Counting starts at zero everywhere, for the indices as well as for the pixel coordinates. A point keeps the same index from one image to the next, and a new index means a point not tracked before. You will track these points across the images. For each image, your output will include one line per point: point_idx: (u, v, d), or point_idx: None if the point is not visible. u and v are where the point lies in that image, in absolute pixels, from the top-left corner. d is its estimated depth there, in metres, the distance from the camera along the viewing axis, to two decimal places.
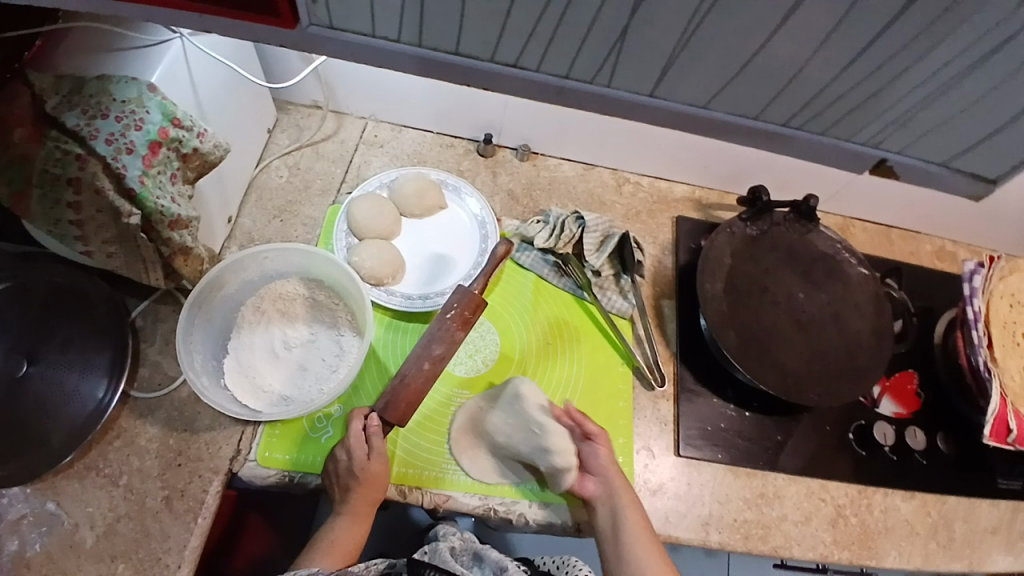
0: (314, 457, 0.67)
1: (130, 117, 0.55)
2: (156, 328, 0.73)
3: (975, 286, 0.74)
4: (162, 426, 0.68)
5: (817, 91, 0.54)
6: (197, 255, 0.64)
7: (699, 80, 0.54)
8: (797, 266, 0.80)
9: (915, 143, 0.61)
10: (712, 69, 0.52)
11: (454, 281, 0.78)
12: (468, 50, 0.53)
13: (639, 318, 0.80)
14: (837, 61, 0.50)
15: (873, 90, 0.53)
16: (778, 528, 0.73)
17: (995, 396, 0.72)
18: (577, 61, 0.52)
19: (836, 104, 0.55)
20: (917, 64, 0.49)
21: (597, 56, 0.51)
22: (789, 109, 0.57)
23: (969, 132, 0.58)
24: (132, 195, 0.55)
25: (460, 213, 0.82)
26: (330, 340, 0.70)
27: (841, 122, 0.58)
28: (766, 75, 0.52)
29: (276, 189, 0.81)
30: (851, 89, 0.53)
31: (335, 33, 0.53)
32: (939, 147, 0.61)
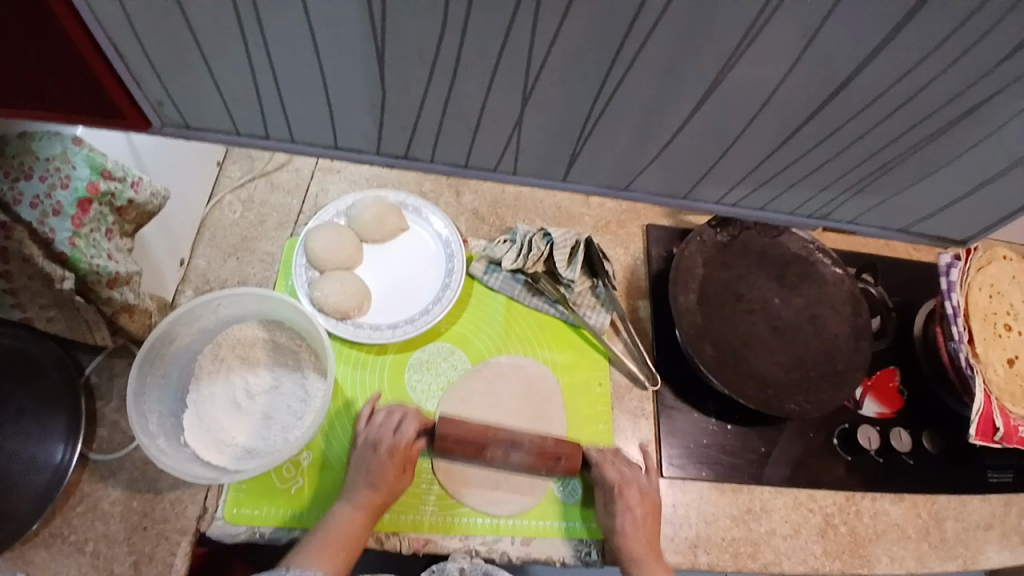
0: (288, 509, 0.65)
1: (55, 176, 0.51)
2: (112, 384, 0.70)
3: (952, 280, 0.72)
4: (125, 487, 0.66)
5: (760, 161, 0.42)
6: (144, 310, 0.61)
7: (614, 166, 0.44)
8: (771, 270, 0.78)
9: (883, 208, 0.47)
10: (624, 148, 0.42)
11: (422, 306, 0.76)
12: (299, 134, 0.43)
13: (622, 324, 0.79)
14: (777, 132, 0.39)
15: (807, 173, 0.43)
16: (768, 544, 0.72)
17: (979, 393, 0.71)
18: (439, 140, 0.42)
19: (795, 167, 0.43)
20: (831, 160, 0.42)
21: (493, 145, 0.42)
22: (721, 184, 0.45)
23: (941, 203, 0.46)
24: (63, 258, 0.52)
25: (424, 234, 0.80)
26: (294, 384, 0.68)
27: (789, 192, 0.46)
28: (703, 135, 0.40)
29: (230, 226, 0.78)
30: (793, 164, 0.43)
31: (195, 133, 0.43)
32: (903, 211, 0.48)
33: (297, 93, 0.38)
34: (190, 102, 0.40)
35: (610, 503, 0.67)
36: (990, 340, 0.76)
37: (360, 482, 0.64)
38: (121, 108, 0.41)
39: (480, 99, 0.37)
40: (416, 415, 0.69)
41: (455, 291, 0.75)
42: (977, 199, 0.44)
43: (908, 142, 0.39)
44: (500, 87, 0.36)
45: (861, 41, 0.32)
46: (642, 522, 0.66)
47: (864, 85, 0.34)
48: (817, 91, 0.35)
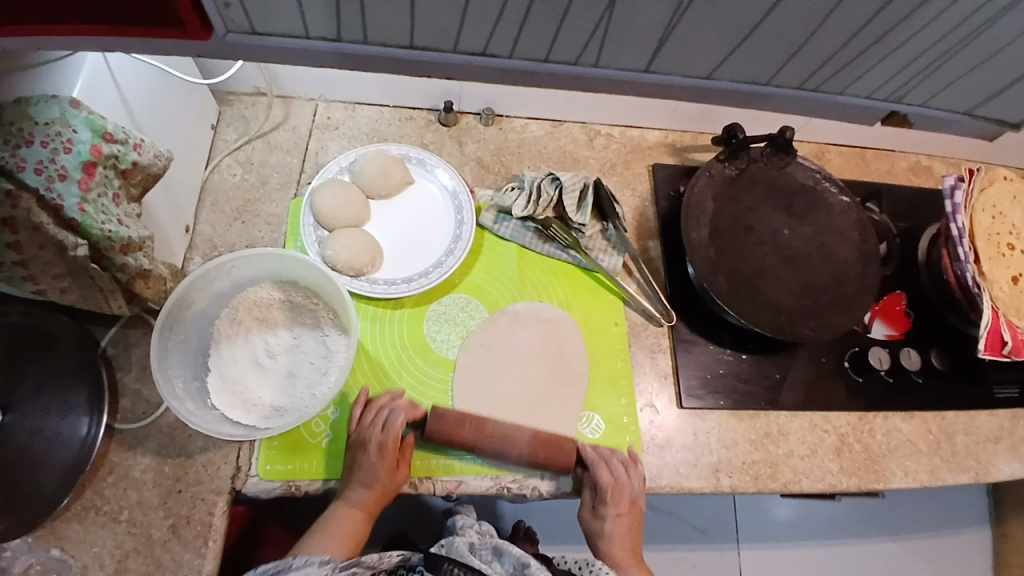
0: (323, 462, 0.66)
1: (57, 140, 0.50)
2: (129, 354, 0.69)
3: (957, 202, 0.74)
4: (155, 454, 0.66)
5: (842, 43, 0.56)
6: (158, 276, 0.60)
7: (699, 55, 0.57)
8: (780, 201, 0.78)
9: (914, 93, 0.66)
10: (720, 39, 0.54)
11: (434, 259, 0.75)
12: (423, 44, 0.53)
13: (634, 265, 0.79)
14: (864, 11, 0.51)
15: (841, 69, 0.60)
16: (786, 465, 0.74)
17: (987, 309, 0.73)
18: (519, 43, 0.53)
19: (845, 48, 0.57)
20: (913, 35, 0.55)
21: (584, 36, 0.53)
22: (799, 73, 0.61)
23: (912, 70, 0.61)
24: (74, 225, 0.51)
25: (430, 187, 0.79)
26: (315, 342, 0.68)
27: (855, 82, 0.63)
28: (775, 37, 0.54)
29: (231, 190, 0.76)
30: (863, 52, 0.57)
31: (260, 39, 0.51)
32: (929, 89, 0.65)
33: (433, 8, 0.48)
34: (258, 6, 0.48)
35: (597, 507, 0.68)
36: (996, 259, 0.77)
37: (351, 481, 0.64)
38: (185, 19, 0.47)
39: (592, 12, 0.50)
40: (405, 406, 0.67)
41: (468, 241, 0.75)
42: (994, 76, 0.63)
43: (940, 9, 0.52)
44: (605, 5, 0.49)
45: None
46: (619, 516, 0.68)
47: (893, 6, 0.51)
48: (861, 11, 0.51)
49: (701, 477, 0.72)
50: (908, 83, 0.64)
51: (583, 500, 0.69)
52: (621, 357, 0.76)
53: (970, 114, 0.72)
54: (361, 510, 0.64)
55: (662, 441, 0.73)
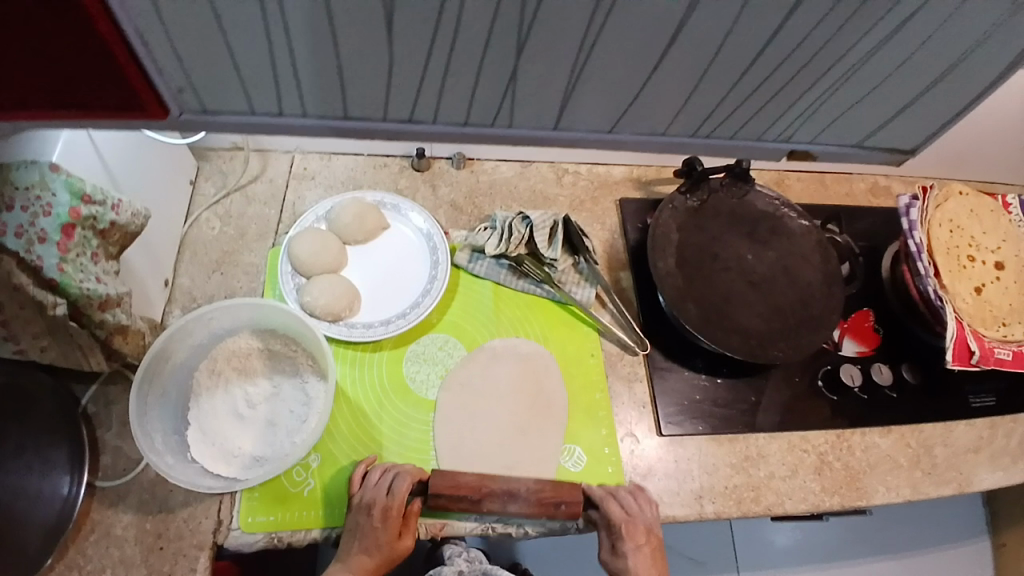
0: (307, 510, 0.67)
1: (37, 204, 0.52)
2: (110, 411, 0.70)
3: (912, 220, 0.77)
4: (136, 511, 0.66)
5: (726, 92, 0.55)
6: (137, 330, 0.61)
7: (601, 102, 0.53)
8: (743, 227, 0.81)
9: (804, 129, 0.67)
10: (620, 89, 0.52)
11: (411, 299, 0.77)
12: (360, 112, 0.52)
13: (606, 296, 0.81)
14: (744, 57, 0.50)
15: (728, 115, 0.60)
16: (769, 487, 0.75)
17: (951, 321, 0.75)
18: (442, 100, 0.50)
19: (729, 98, 0.57)
20: (795, 73, 0.55)
21: (490, 101, 0.51)
22: (692, 121, 0.60)
23: (812, 108, 0.63)
24: (52, 284, 0.52)
25: (404, 230, 0.81)
26: (295, 389, 0.69)
27: (744, 127, 0.63)
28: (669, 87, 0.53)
29: (210, 242, 0.78)
30: (748, 97, 0.57)
31: (211, 117, 0.50)
32: (810, 125, 0.66)
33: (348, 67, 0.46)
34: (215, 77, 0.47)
35: (615, 542, 0.66)
36: (957, 272, 0.80)
37: (356, 545, 0.64)
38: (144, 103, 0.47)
39: (482, 59, 0.46)
40: (409, 470, 0.66)
41: (443, 281, 0.77)
42: (886, 103, 0.64)
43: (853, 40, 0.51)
44: (504, 38, 0.44)
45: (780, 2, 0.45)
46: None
47: (781, 38, 0.49)
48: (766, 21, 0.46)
49: (684, 504, 0.72)
50: (795, 122, 0.65)
51: (601, 540, 0.68)
52: (600, 388, 0.77)
53: (861, 146, 0.74)
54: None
55: (644, 470, 0.73)
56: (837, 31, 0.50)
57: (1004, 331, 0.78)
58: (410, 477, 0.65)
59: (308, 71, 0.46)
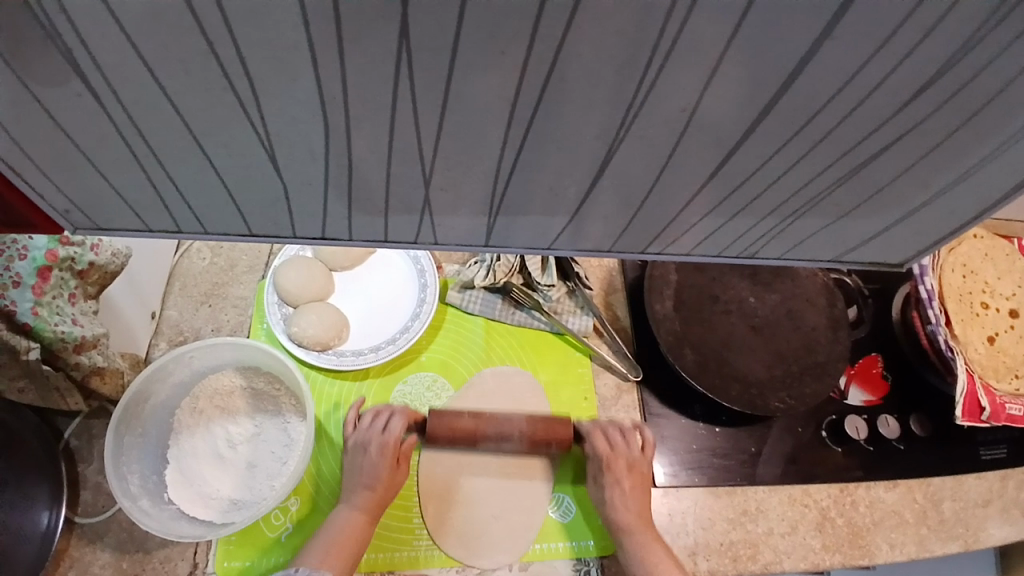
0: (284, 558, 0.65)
1: (13, 248, 0.51)
2: (92, 445, 0.69)
3: (925, 266, 0.73)
4: (114, 550, 0.65)
5: (739, 194, 0.31)
6: (115, 370, 0.60)
7: (530, 211, 0.33)
8: (745, 268, 0.78)
9: (903, 227, 0.34)
10: (551, 183, 0.31)
11: (400, 323, 0.75)
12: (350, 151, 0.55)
13: (601, 327, 0.79)
14: (746, 168, 0.30)
15: (787, 208, 0.33)
16: (767, 543, 0.72)
17: (962, 374, 0.71)
18: (352, 217, 0.34)
19: (749, 195, 0.32)
20: (834, 179, 0.31)
21: (377, 183, 0.31)
22: (693, 217, 0.34)
23: (886, 204, 0.32)
24: (27, 329, 0.51)
25: (391, 253, 0.79)
26: (277, 430, 0.67)
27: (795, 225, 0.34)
28: (624, 195, 0.32)
29: (200, 274, 0.77)
30: (776, 199, 0.32)
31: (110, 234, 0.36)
32: (865, 225, 0.34)
33: (199, 180, 0.30)
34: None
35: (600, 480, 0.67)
36: (970, 320, 0.76)
37: (356, 485, 0.65)
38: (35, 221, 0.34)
39: (387, 171, 0.30)
40: (403, 412, 0.68)
41: (432, 305, 0.75)
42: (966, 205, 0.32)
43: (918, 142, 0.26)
44: (414, 147, 0.28)
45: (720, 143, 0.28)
46: (649, 544, 0.64)
47: (785, 160, 0.29)
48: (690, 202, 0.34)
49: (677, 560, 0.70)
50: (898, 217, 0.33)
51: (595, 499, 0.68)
52: None
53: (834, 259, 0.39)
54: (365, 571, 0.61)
55: None
56: (808, 172, 0.30)
57: (1016, 384, 0.75)
58: (404, 414, 0.68)
59: (105, 173, 0.30)
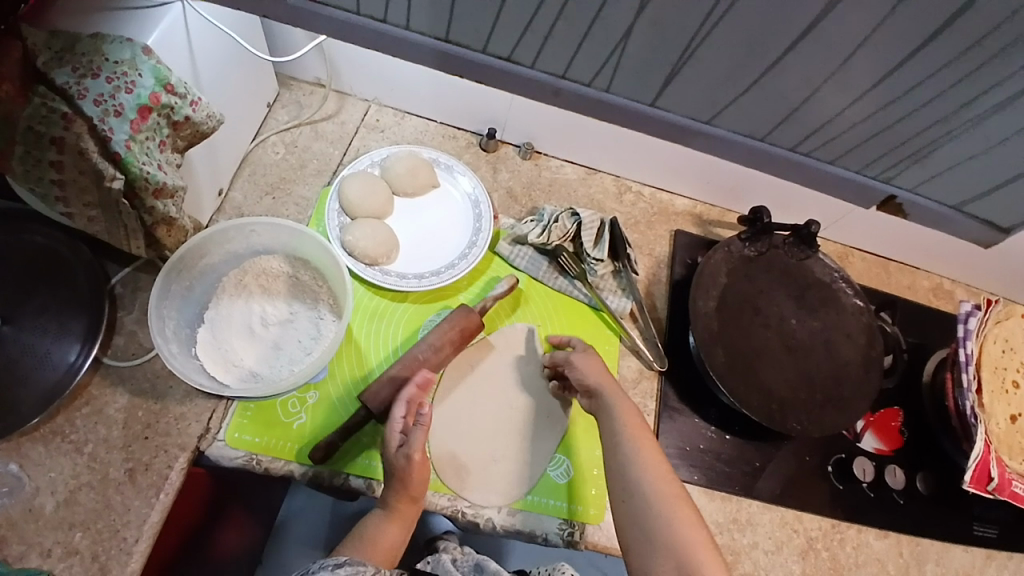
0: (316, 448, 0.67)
1: (121, 79, 0.53)
2: (135, 296, 0.71)
3: (969, 328, 0.73)
4: (133, 396, 0.67)
5: (838, 112, 0.59)
6: (181, 226, 0.63)
7: (701, 93, 0.60)
8: (793, 290, 0.78)
9: (983, 203, 0.69)
10: (726, 82, 0.58)
11: (446, 260, 0.77)
12: (457, 38, 0.59)
13: (639, 313, 0.79)
14: (866, 77, 0.55)
15: (847, 150, 0.64)
16: (748, 556, 0.72)
17: (979, 441, 0.71)
18: (571, 66, 0.59)
19: (853, 126, 0.61)
20: (920, 106, 0.57)
21: (595, 61, 0.58)
22: (794, 135, 0.64)
23: (985, 174, 0.64)
24: (116, 158, 0.53)
25: (452, 192, 0.81)
26: (309, 321, 0.69)
27: (846, 156, 0.66)
28: (786, 83, 0.57)
29: (271, 166, 0.79)
30: (859, 122, 0.60)
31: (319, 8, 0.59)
32: (1001, 209, 0.69)
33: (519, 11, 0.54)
34: None
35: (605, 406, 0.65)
36: (997, 393, 0.76)
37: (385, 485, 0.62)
38: None
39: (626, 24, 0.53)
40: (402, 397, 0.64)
41: (481, 249, 0.77)
42: (1007, 160, 0.61)
43: (973, 92, 0.54)
44: None
45: (900, 49, 0.51)
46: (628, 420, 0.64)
47: (902, 73, 0.53)
48: (854, 80, 0.55)
49: None
50: (980, 194, 0.67)
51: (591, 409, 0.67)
52: None
53: (959, 210, 0.71)
54: (394, 517, 0.61)
55: None
56: (917, 39, 0.49)
57: None
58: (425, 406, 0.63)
59: None
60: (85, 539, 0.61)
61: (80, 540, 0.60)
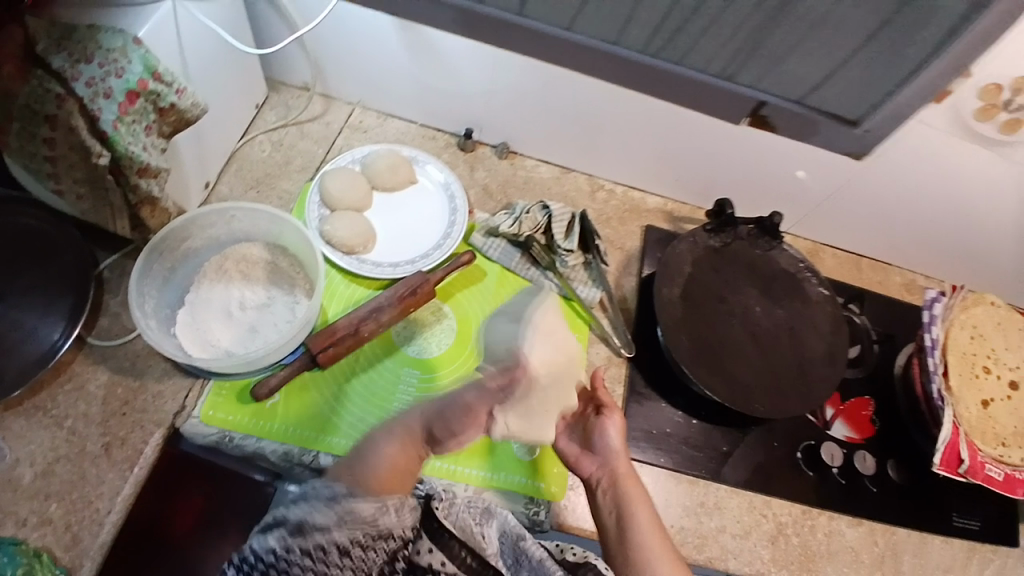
0: (289, 427, 0.69)
1: (112, 65, 0.57)
2: (122, 281, 0.74)
3: (934, 315, 0.76)
4: (113, 374, 0.69)
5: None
6: (164, 208, 0.67)
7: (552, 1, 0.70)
8: (758, 280, 0.80)
9: (829, 89, 0.72)
10: None
11: (421, 250, 0.80)
12: None
13: (608, 302, 0.82)
14: None
15: (697, 40, 0.71)
16: (715, 539, 0.72)
17: (947, 424, 0.72)
18: None
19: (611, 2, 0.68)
20: None
21: None
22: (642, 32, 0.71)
23: (830, 55, 0.68)
24: (103, 136, 0.57)
25: (430, 188, 0.84)
26: (284, 305, 0.72)
27: (695, 49, 0.72)
28: None
29: (257, 162, 0.84)
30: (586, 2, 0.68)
31: None
32: (848, 95, 0.72)
33: None
34: None
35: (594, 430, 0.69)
36: (967, 379, 0.75)
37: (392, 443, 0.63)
38: None
39: None
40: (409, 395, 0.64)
41: (455, 241, 0.80)
42: (844, 27, 0.64)
43: None
44: None
45: None
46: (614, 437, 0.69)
47: None
48: None
49: None
50: (815, 85, 0.72)
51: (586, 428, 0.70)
52: None
53: (803, 102, 0.74)
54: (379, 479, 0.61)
55: None
56: None
57: (1002, 451, 0.74)
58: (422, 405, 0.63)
59: None
60: (59, 511, 0.62)
61: (54, 511, 0.62)
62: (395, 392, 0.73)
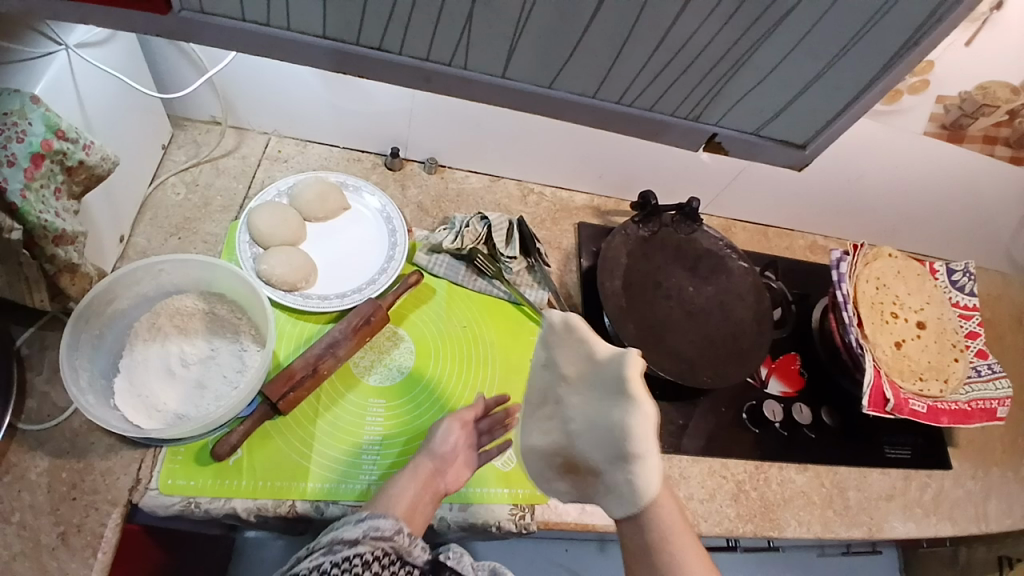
0: (258, 480, 0.66)
1: (11, 129, 0.51)
2: (44, 355, 0.68)
3: (842, 272, 0.84)
4: (54, 458, 0.64)
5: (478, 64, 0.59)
6: (86, 273, 0.61)
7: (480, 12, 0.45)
8: (686, 262, 0.86)
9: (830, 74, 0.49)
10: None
11: (365, 276, 0.79)
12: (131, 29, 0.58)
13: (556, 301, 0.84)
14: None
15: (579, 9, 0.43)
16: (687, 508, 0.77)
17: (869, 368, 0.80)
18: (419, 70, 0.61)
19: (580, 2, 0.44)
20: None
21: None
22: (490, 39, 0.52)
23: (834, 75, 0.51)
24: (13, 209, 0.52)
25: (362, 212, 0.83)
26: (231, 354, 0.69)
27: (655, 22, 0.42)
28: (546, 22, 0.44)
29: (174, 207, 0.78)
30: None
31: None
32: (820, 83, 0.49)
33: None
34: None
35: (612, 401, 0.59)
36: (879, 325, 0.85)
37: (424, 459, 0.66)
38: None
39: None
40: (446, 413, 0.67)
41: (399, 263, 0.79)
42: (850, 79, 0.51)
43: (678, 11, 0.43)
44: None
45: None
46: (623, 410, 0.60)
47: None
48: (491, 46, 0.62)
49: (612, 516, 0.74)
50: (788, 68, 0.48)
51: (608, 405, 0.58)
52: None
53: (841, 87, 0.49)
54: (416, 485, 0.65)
55: None
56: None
57: (919, 384, 0.83)
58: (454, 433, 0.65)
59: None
60: None
61: None
62: (364, 424, 0.72)
